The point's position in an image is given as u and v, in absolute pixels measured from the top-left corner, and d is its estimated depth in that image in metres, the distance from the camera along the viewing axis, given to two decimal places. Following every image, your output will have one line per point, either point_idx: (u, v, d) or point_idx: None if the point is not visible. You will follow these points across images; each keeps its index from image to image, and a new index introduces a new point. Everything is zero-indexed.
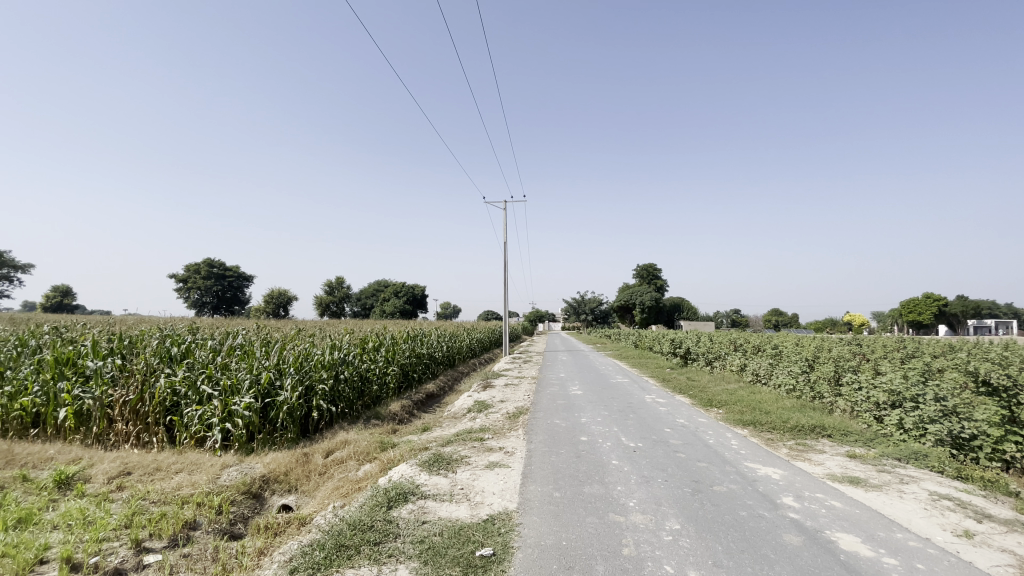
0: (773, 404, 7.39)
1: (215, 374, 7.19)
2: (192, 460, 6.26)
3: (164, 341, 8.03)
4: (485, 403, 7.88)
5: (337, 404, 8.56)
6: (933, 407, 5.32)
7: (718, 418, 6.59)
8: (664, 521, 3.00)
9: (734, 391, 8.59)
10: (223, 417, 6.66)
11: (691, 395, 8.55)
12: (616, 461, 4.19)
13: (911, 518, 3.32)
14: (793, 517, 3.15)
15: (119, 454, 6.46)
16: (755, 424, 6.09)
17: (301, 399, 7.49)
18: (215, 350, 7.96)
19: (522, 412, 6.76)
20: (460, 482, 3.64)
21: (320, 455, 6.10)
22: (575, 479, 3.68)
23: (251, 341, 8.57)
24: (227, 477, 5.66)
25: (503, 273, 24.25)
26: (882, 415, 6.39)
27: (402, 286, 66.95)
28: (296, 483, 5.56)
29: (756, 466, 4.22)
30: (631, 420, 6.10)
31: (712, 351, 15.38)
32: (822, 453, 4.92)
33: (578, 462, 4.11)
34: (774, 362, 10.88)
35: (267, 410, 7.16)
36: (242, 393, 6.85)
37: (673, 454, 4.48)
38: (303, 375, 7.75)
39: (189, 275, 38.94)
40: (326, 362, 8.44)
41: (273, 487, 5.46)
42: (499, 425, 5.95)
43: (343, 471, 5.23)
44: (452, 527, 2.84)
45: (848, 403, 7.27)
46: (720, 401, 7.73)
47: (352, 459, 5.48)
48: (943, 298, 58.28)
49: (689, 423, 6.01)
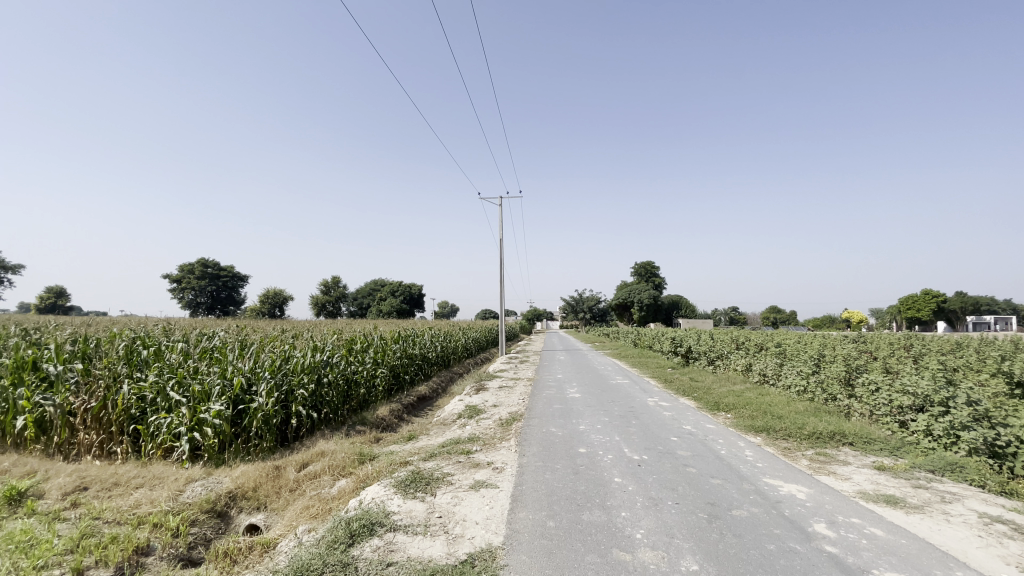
0: (785, 407, 6.88)
1: (186, 379, 6.65)
2: (156, 474, 5.73)
3: (133, 342, 7.46)
4: (477, 407, 7.38)
5: (319, 410, 8.03)
6: (966, 412, 4.83)
7: (727, 424, 6.09)
8: (679, 559, 2.50)
9: (743, 393, 8.07)
10: (191, 426, 6.14)
11: (696, 398, 8.03)
12: (619, 478, 3.68)
13: (967, 551, 2.83)
14: (830, 552, 2.65)
15: (78, 467, 5.93)
16: (770, 431, 5.58)
17: (278, 405, 6.97)
18: (188, 353, 7.41)
19: (516, 419, 6.25)
20: (439, 508, 3.12)
21: (294, 467, 5.57)
22: (572, 503, 3.17)
23: (227, 343, 8.02)
24: (190, 494, 5.14)
25: (501, 271, 23.69)
26: (905, 420, 5.89)
27: (399, 286, 66.53)
28: (266, 500, 5.03)
29: (777, 483, 3.73)
30: (634, 428, 5.59)
31: (714, 350, 14.88)
32: (848, 465, 4.42)
33: (576, 480, 3.61)
34: (781, 362, 10.36)
35: (241, 417, 6.62)
36: (213, 400, 6.31)
37: (683, 469, 3.98)
38: (281, 379, 7.22)
39: (182, 275, 38.08)
40: (307, 365, 7.88)
41: (240, 505, 4.94)
42: (490, 434, 5.44)
43: (316, 488, 4.70)
44: (421, 571, 2.33)
45: (866, 407, 6.75)
46: (728, 404, 7.20)
47: (326, 474, 4.97)
48: (943, 294, 57.89)
49: (697, 430, 5.52)
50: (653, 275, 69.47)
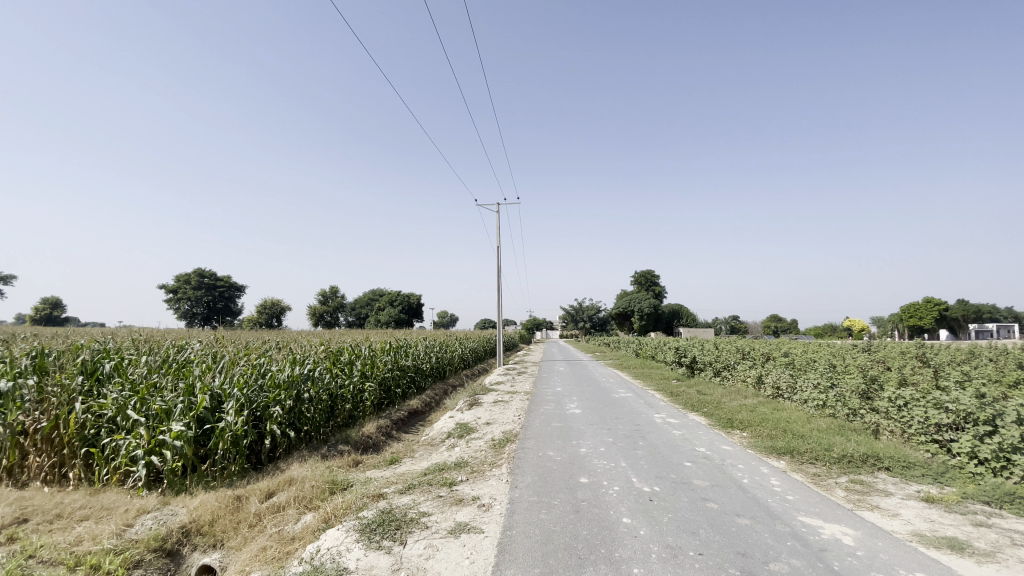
0: (805, 424, 6.26)
1: (148, 397, 6.05)
2: (105, 504, 5.10)
3: (95, 354, 6.82)
4: (469, 426, 6.75)
5: (297, 428, 7.43)
6: (1018, 433, 4.20)
7: (745, 445, 5.47)
8: None
9: (757, 409, 7.42)
10: (150, 449, 5.52)
11: (707, 414, 7.41)
12: (628, 518, 3.08)
13: None
14: None
15: (21, 496, 5.29)
16: (794, 454, 4.97)
17: (249, 424, 6.37)
18: (154, 366, 6.80)
19: (510, 440, 5.64)
20: (406, 564, 2.53)
21: (259, 497, 4.91)
22: (572, 557, 2.57)
23: (200, 355, 7.43)
24: (139, 530, 4.51)
25: (500, 280, 23.18)
26: (943, 441, 5.23)
27: (398, 296, 66.22)
28: (223, 535, 4.35)
29: (816, 523, 3.13)
30: (642, 451, 4.98)
31: (719, 360, 14.26)
32: (891, 497, 3.81)
33: (576, 523, 3.01)
34: (794, 374, 9.69)
35: (207, 439, 6.01)
36: (174, 419, 5.70)
37: (702, 504, 3.37)
38: (253, 396, 6.62)
39: (179, 285, 37.45)
40: (285, 379, 7.28)
41: (193, 542, 4.28)
42: (480, 458, 4.85)
43: (277, 525, 4.09)
44: None
45: (897, 425, 6.05)
46: (743, 421, 6.58)
47: (291, 507, 4.35)
48: (946, 301, 57.25)
49: (713, 453, 4.91)
50: (652, 284, 69.00)
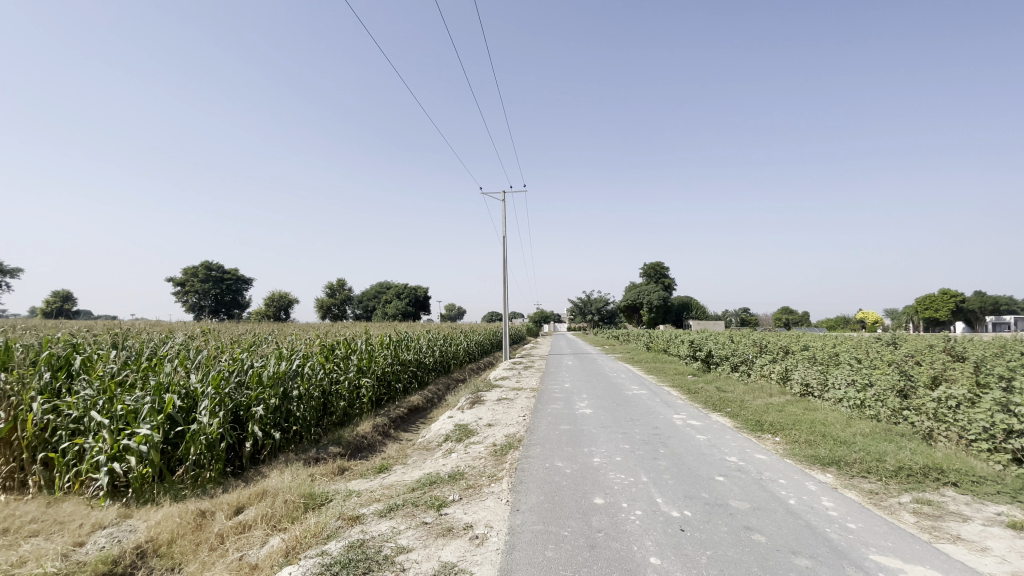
0: (844, 428, 5.60)
1: (116, 395, 5.46)
2: (58, 518, 4.40)
3: (64, 346, 6.22)
4: (469, 428, 6.14)
5: (282, 429, 6.86)
6: None
7: (782, 454, 4.81)
8: None
9: (786, 410, 6.73)
10: (112, 455, 4.95)
11: (730, 414, 6.77)
12: (658, 558, 2.45)
13: None
14: None
15: None
16: (842, 466, 4.31)
17: (226, 426, 5.79)
18: (128, 360, 6.23)
19: (514, 445, 5.04)
20: None
21: (226, 514, 4.31)
22: None
23: (180, 350, 6.87)
24: (89, 550, 3.87)
25: (506, 274, 22.45)
26: (1011, 448, 4.52)
27: (405, 288, 65.69)
28: (183, 558, 3.72)
29: (892, 565, 2.49)
30: (663, 461, 4.34)
31: (737, 354, 13.55)
32: (971, 525, 3.14)
33: (592, 566, 2.37)
34: (823, 371, 8.91)
35: (179, 442, 5.44)
36: (141, 422, 5.12)
37: (746, 537, 2.74)
38: (233, 394, 6.04)
39: (185, 277, 36.70)
40: (270, 376, 6.68)
41: (149, 565, 3.63)
42: (479, 469, 4.26)
43: (241, 550, 3.51)
44: None
45: (952, 429, 5.30)
46: (773, 423, 5.93)
47: (260, 527, 3.78)
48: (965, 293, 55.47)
49: (747, 465, 4.24)
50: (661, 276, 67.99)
